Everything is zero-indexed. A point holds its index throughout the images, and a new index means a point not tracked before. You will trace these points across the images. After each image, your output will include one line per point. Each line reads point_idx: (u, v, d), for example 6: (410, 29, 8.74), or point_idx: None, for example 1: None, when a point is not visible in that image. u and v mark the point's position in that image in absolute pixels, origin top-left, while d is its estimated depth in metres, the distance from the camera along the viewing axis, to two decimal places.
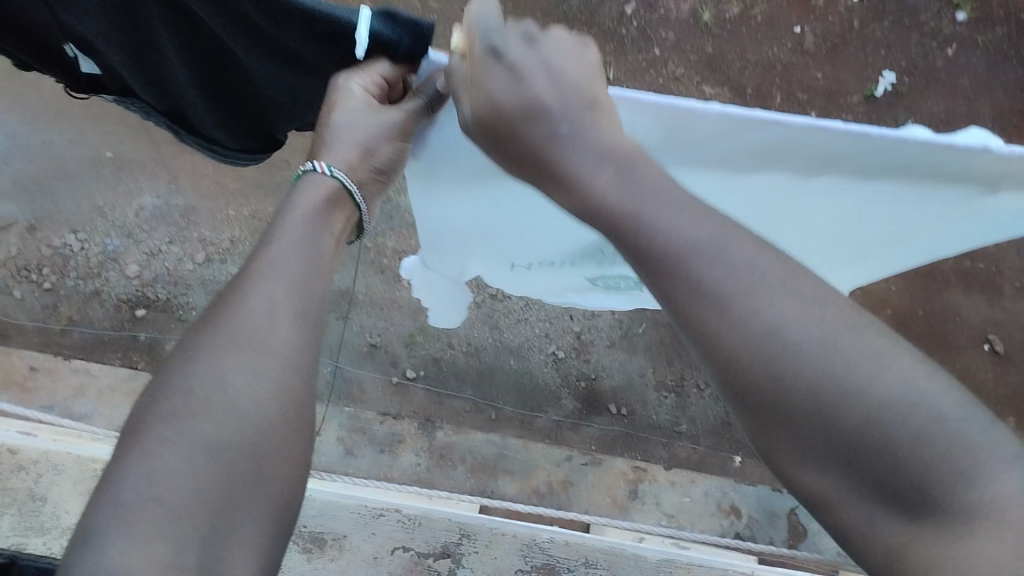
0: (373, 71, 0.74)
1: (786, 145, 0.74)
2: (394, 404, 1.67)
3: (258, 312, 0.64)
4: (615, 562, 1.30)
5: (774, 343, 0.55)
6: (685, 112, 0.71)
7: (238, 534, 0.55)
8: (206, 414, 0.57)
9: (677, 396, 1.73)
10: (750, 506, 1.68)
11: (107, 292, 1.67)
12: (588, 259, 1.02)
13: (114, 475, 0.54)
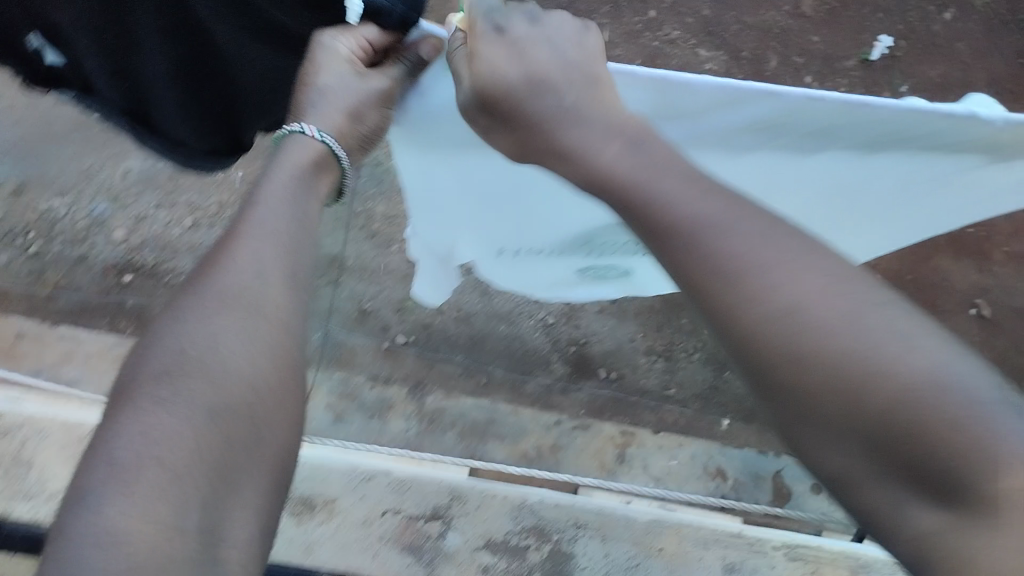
0: (359, 33, 0.77)
1: (779, 117, 0.73)
2: (384, 368, 1.67)
3: (245, 275, 0.67)
4: (605, 525, 1.35)
5: (794, 321, 0.56)
6: (679, 85, 0.70)
7: (235, 489, 0.58)
8: (201, 375, 0.60)
9: (666, 361, 1.74)
10: (736, 469, 1.69)
11: (94, 257, 1.65)
12: (575, 247, 1.07)
13: (110, 433, 0.56)
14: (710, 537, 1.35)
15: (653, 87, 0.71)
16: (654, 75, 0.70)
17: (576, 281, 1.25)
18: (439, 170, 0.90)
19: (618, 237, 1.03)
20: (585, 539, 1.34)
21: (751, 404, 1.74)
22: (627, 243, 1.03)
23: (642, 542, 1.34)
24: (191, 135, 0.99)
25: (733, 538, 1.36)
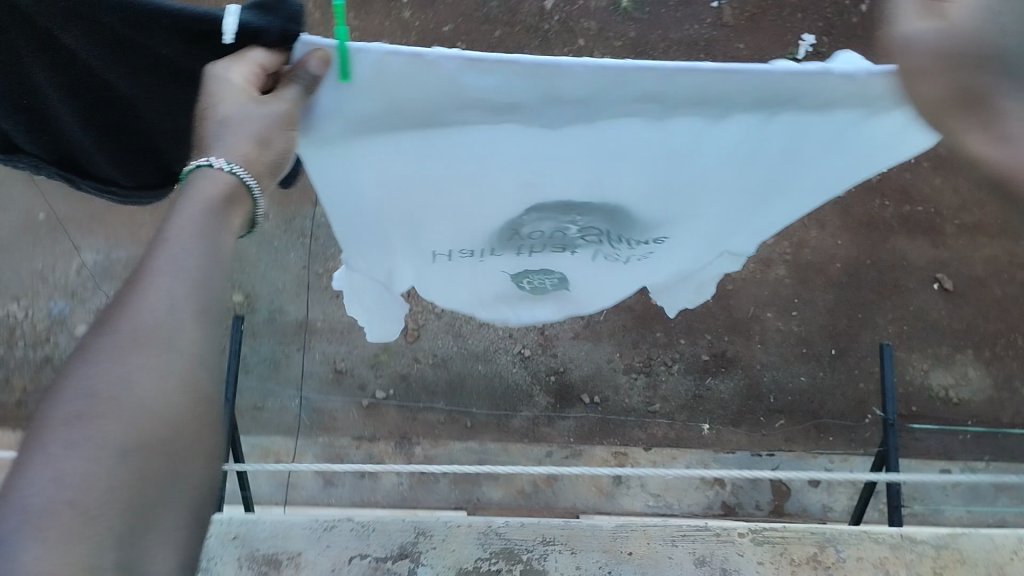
0: (250, 59, 0.66)
1: (663, 94, 0.70)
2: (367, 427, 1.66)
3: (167, 298, 0.59)
4: (573, 537, 1.08)
5: None
6: (556, 71, 0.67)
7: (154, 523, 0.55)
8: (111, 413, 0.54)
9: (647, 377, 1.73)
10: (732, 473, 1.70)
11: (59, 356, 1.63)
12: (505, 239, 0.93)
13: (19, 478, 0.51)
14: (679, 533, 1.09)
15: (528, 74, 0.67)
16: (536, 61, 0.66)
17: (514, 290, 1.07)
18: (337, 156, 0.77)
19: (551, 225, 0.91)
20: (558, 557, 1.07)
21: (736, 407, 1.74)
22: (561, 228, 0.91)
23: (612, 548, 1.08)
24: (119, 173, 0.93)
25: (702, 531, 1.09)
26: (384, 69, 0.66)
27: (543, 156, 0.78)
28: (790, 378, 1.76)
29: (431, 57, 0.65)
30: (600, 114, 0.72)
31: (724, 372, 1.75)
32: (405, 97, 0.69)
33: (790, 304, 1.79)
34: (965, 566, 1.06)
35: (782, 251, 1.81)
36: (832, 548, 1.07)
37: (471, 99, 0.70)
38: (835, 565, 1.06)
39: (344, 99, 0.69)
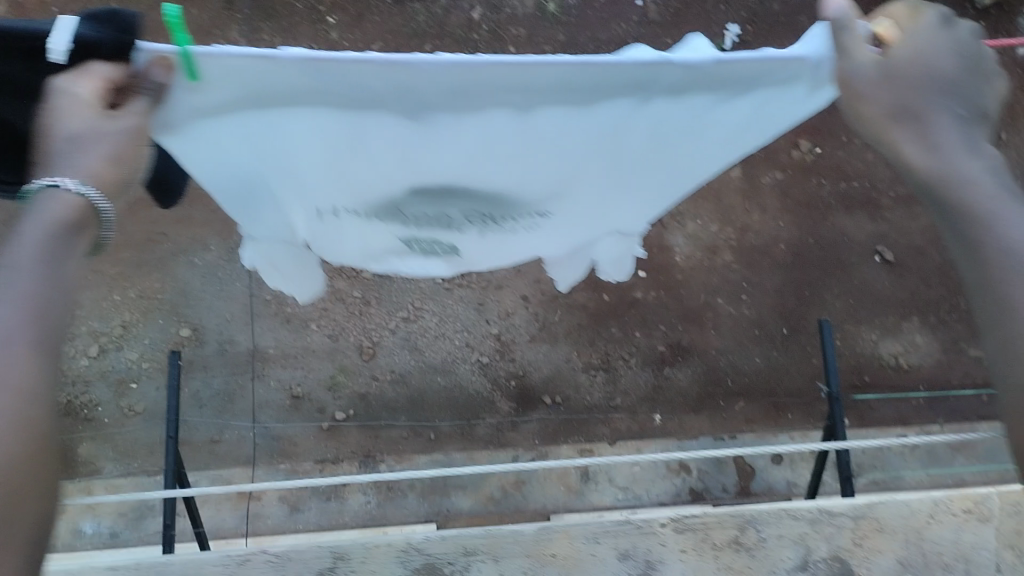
0: (95, 74, 0.68)
1: (515, 82, 0.70)
2: (330, 449, 1.64)
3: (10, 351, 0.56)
4: (495, 545, 1.06)
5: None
6: (407, 69, 0.68)
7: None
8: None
9: (606, 372, 1.74)
10: (697, 459, 1.71)
11: None
12: (387, 212, 0.91)
13: None
14: (601, 531, 1.07)
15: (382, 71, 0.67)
16: (387, 59, 0.66)
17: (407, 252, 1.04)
18: (209, 134, 0.76)
19: (432, 206, 0.90)
20: (480, 567, 1.05)
21: (696, 393, 1.76)
22: (443, 209, 0.90)
23: (535, 552, 1.06)
24: None
25: (624, 526, 1.08)
26: (232, 65, 0.67)
27: (410, 144, 0.78)
28: (745, 360, 1.79)
29: (279, 57, 0.66)
30: (458, 106, 0.73)
31: (682, 361, 1.77)
32: (257, 88, 0.70)
33: (739, 289, 1.82)
34: (884, 534, 1.08)
35: (727, 236, 1.83)
36: (753, 529, 1.08)
37: (331, 92, 0.70)
38: (755, 544, 1.07)
39: (196, 91, 0.70)
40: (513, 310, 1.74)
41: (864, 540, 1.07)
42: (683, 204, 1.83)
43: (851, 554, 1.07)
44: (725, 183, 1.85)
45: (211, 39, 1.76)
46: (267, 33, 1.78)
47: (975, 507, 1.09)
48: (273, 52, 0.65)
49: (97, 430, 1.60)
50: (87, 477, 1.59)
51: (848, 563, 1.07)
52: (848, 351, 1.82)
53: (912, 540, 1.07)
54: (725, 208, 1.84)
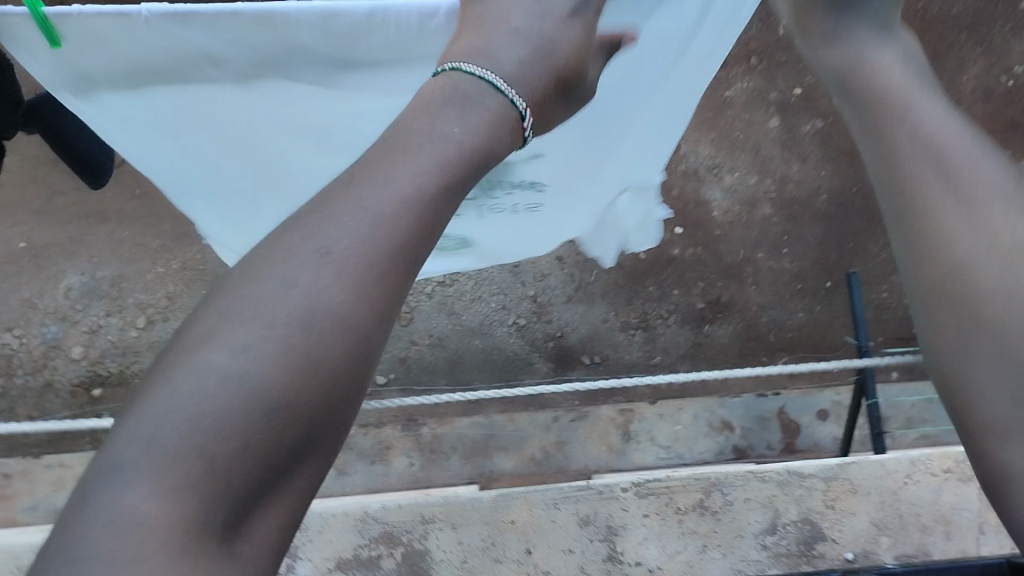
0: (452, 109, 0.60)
1: (408, 53, 0.70)
2: (371, 414, 1.65)
3: (444, 208, 0.56)
4: (453, 513, 1.12)
5: (954, 203, 0.62)
6: (283, 22, 0.64)
7: (303, 470, 0.49)
8: (308, 298, 0.50)
9: (644, 331, 1.74)
10: (740, 417, 1.70)
11: (59, 381, 1.64)
12: None
13: (149, 400, 0.47)
14: (561, 497, 1.13)
15: (259, 24, 0.64)
16: (257, 9, 0.63)
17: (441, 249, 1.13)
18: (114, 103, 0.75)
19: None
20: (438, 534, 1.11)
21: (737, 348, 1.76)
22: None
23: (494, 520, 1.11)
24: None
25: (586, 492, 1.13)
26: (97, 24, 0.64)
27: (317, 109, 0.78)
28: (788, 316, 1.77)
29: (140, 12, 0.62)
30: (354, 58, 0.70)
31: (722, 318, 1.75)
32: (141, 56, 0.68)
33: (780, 243, 1.77)
34: (857, 495, 1.14)
35: (766, 189, 1.78)
36: (719, 492, 1.14)
37: (208, 53, 0.68)
38: (721, 508, 1.13)
39: (79, 54, 0.67)
40: (549, 271, 1.72)
41: (835, 501, 1.14)
42: (719, 157, 1.77)
43: (823, 517, 1.13)
44: (762, 134, 1.78)
45: None
46: None
47: (954, 468, 1.15)
48: (133, 7, 0.62)
49: None
50: None
51: (818, 526, 1.12)
52: (895, 304, 1.78)
53: (886, 501, 1.13)
54: (763, 159, 1.78)
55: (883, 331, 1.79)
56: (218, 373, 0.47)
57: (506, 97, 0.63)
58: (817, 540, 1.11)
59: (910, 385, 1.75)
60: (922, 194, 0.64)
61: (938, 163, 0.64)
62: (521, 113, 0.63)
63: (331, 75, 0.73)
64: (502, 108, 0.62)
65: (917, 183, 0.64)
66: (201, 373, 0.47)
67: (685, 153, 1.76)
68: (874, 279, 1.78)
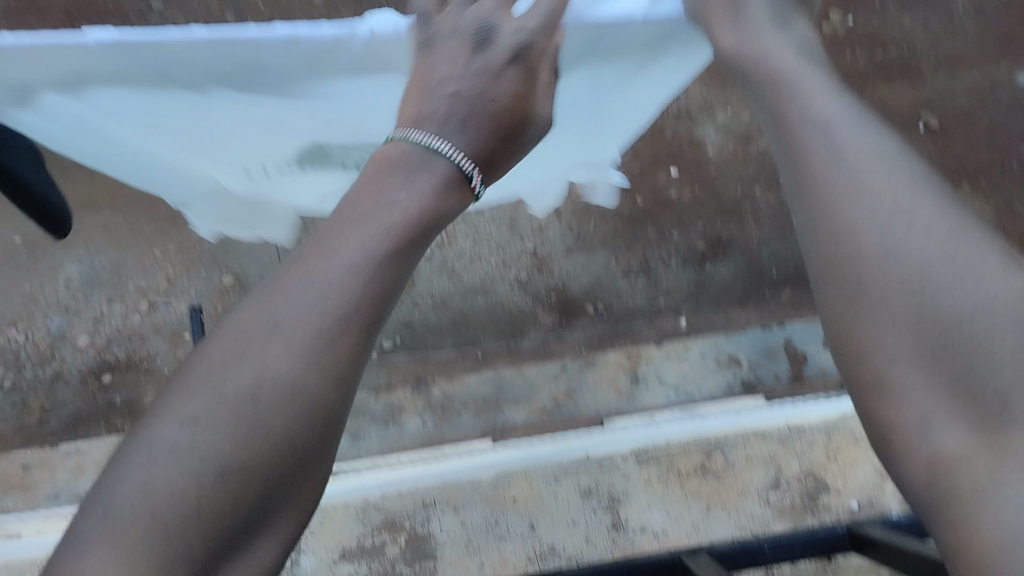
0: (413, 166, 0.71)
1: (378, 63, 0.74)
2: (382, 376, 1.66)
3: (387, 277, 0.66)
4: (453, 495, 1.44)
5: (861, 195, 0.63)
6: (243, 46, 0.67)
7: (266, 516, 0.60)
8: (254, 371, 0.61)
9: (647, 276, 1.72)
10: (747, 351, 1.71)
11: (68, 371, 1.64)
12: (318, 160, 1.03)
13: (119, 476, 0.58)
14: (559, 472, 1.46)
15: (216, 48, 0.67)
16: (214, 34, 0.65)
17: None
18: (62, 116, 0.78)
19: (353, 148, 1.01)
20: (439, 514, 1.44)
21: (740, 286, 1.74)
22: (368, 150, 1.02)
23: (494, 498, 1.44)
24: None
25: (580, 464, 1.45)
26: (38, 56, 0.65)
27: (277, 113, 0.83)
28: (790, 248, 1.75)
29: (85, 40, 0.64)
30: (318, 75, 0.73)
31: (723, 256, 1.74)
32: (87, 78, 0.70)
33: (776, 176, 1.76)
34: (858, 446, 1.47)
35: (761, 122, 1.77)
36: (719, 454, 1.47)
37: (154, 76, 0.71)
38: (722, 470, 1.46)
39: (20, 72, 0.67)
40: (547, 223, 1.72)
41: (837, 454, 1.47)
42: (711, 94, 1.76)
43: (825, 469, 1.46)
44: None
45: None
46: None
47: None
48: (79, 37, 0.64)
49: (159, 382, 1.64)
50: None
51: (821, 479, 1.46)
52: None
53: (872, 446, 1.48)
54: None
55: None
56: (169, 447, 0.58)
57: (451, 160, 0.72)
58: (821, 493, 1.44)
59: None
60: (822, 192, 0.65)
61: (827, 148, 0.66)
62: (468, 173, 0.73)
63: (292, 88, 0.75)
64: (449, 170, 0.72)
65: (815, 178, 0.66)
66: (162, 446, 0.58)
67: (675, 93, 1.75)
68: None
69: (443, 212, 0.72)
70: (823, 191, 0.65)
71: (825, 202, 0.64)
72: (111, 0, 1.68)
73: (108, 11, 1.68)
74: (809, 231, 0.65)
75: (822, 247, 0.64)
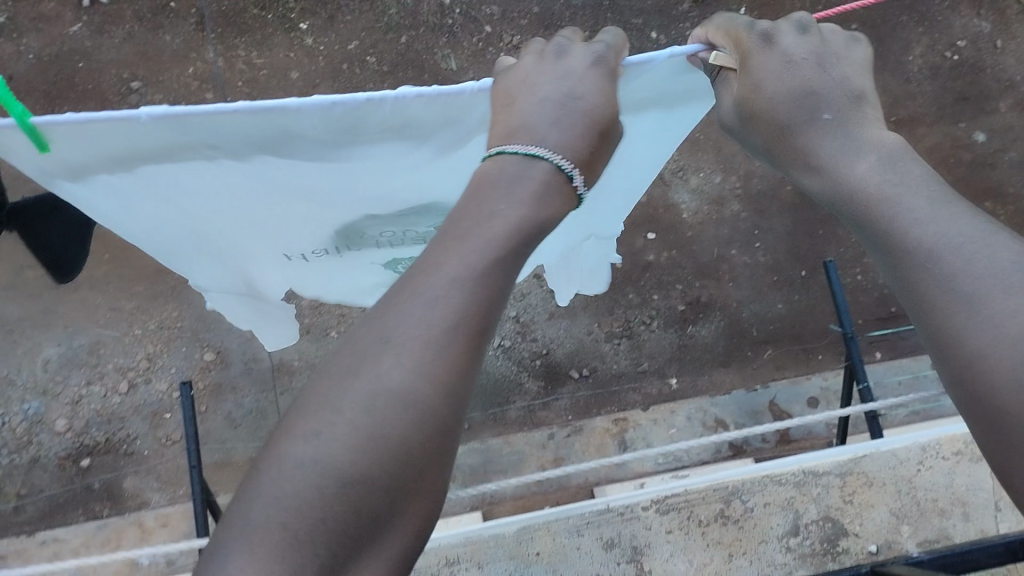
0: (527, 192, 0.67)
1: (424, 129, 0.74)
2: None
3: (494, 288, 0.62)
4: (477, 551, 1.14)
5: (927, 250, 0.59)
6: (283, 113, 0.67)
7: (396, 529, 0.54)
8: (369, 387, 0.56)
9: (630, 339, 1.73)
10: (732, 414, 1.71)
11: (45, 456, 1.60)
12: (353, 239, 0.97)
13: (251, 492, 0.53)
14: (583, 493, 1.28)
15: (261, 118, 0.67)
16: (256, 106, 0.65)
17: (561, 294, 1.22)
18: (111, 191, 0.76)
19: (392, 227, 0.96)
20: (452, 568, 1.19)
21: (723, 346, 1.75)
22: (402, 228, 0.97)
23: (518, 553, 1.14)
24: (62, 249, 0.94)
25: (603, 516, 1.16)
26: (87, 129, 0.65)
27: (323, 188, 0.82)
28: (768, 308, 1.77)
29: (139, 116, 0.64)
30: (354, 138, 0.73)
31: (703, 317, 1.76)
32: (128, 148, 0.69)
33: (751, 237, 1.80)
34: (873, 487, 1.18)
35: (732, 185, 1.81)
36: (738, 500, 1.18)
37: (196, 142, 0.70)
38: (742, 516, 1.17)
39: (64, 151, 0.68)
40: (529, 290, 1.73)
41: (853, 496, 1.18)
42: (683, 160, 1.81)
43: (842, 512, 1.17)
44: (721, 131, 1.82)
45: (190, 63, 1.74)
46: (242, 49, 1.75)
47: (962, 449, 1.19)
48: (132, 113, 0.64)
49: (139, 464, 1.61)
50: (136, 511, 1.59)
51: (839, 522, 1.17)
52: (871, 285, 1.79)
53: (903, 490, 1.18)
54: (726, 157, 1.81)
55: (863, 313, 1.79)
56: (299, 460, 0.53)
57: (553, 162, 0.69)
58: (840, 535, 1.16)
59: (895, 364, 1.76)
60: (897, 250, 0.61)
61: (885, 215, 0.63)
62: (569, 174, 0.70)
63: (333, 150, 0.75)
64: (547, 175, 0.69)
65: (879, 230, 0.63)
66: (287, 462, 0.53)
67: None
68: (848, 262, 1.80)
69: (547, 219, 0.68)
70: (908, 274, 0.60)
71: (918, 295, 0.59)
72: (90, 85, 1.72)
73: (86, 94, 1.71)
74: (904, 298, 0.61)
75: (919, 306, 0.59)
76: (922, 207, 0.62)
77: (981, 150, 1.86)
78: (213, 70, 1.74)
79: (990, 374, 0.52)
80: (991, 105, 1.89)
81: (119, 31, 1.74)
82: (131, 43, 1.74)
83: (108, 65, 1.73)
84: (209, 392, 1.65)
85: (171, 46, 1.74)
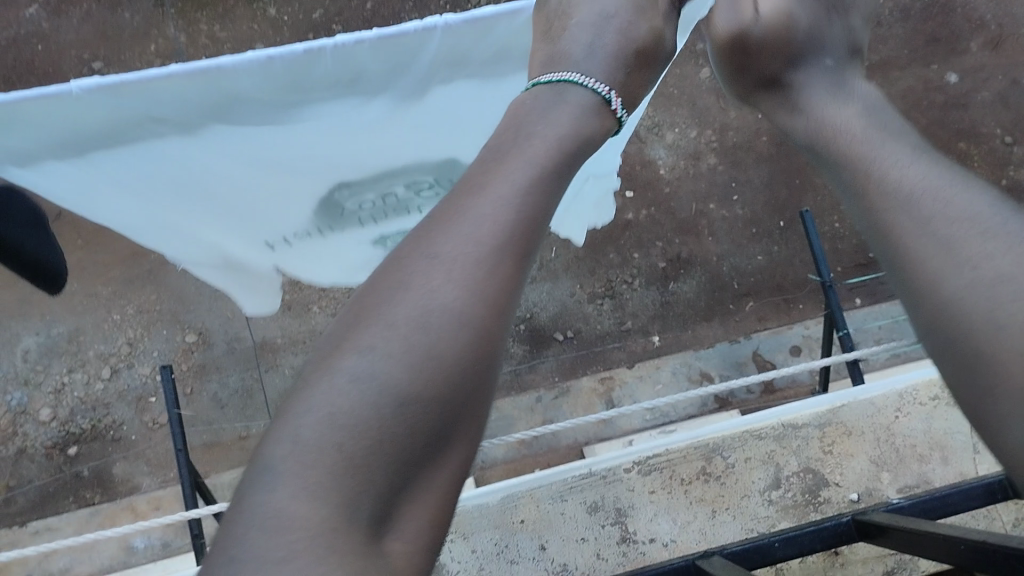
0: (571, 112, 0.71)
1: (374, 78, 0.73)
2: None
3: (538, 206, 0.62)
4: (461, 523, 1.15)
5: (898, 193, 0.60)
6: (221, 75, 0.66)
7: (450, 450, 0.53)
8: (421, 303, 0.56)
9: (612, 299, 1.74)
10: (717, 367, 1.73)
11: (32, 447, 1.59)
12: (332, 214, 0.94)
13: (299, 409, 0.52)
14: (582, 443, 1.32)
15: (197, 80, 0.66)
16: (191, 67, 0.65)
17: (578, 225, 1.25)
18: (75, 168, 0.74)
19: (368, 194, 0.93)
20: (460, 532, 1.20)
21: (705, 301, 1.76)
22: (378, 194, 0.94)
23: (504, 522, 1.15)
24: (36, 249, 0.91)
25: (587, 480, 1.18)
26: (27, 107, 0.64)
27: (308, 143, 0.80)
28: (748, 260, 1.78)
29: (71, 90, 0.63)
30: (306, 95, 0.72)
31: (684, 273, 1.76)
32: (79, 126, 0.68)
33: (728, 191, 1.80)
34: (852, 436, 1.20)
35: (708, 139, 1.81)
36: (719, 457, 1.20)
37: (144, 113, 0.69)
38: (724, 472, 1.18)
39: (8, 137, 0.67)
40: None
41: (833, 446, 1.20)
42: (658, 115, 1.80)
43: (823, 463, 1.19)
44: (695, 87, 1.81)
45: (151, 39, 1.70)
46: (204, 21, 1.72)
47: (939, 394, 1.21)
48: (62, 87, 0.63)
49: (127, 449, 1.60)
50: (128, 495, 1.59)
51: (820, 472, 1.18)
52: (848, 232, 1.80)
53: (881, 437, 1.20)
54: (700, 110, 1.81)
55: (841, 261, 1.80)
56: (354, 374, 0.52)
57: (588, 87, 0.75)
58: (821, 486, 1.17)
59: (875, 309, 1.78)
60: (870, 185, 0.63)
61: (863, 149, 0.67)
62: (607, 98, 0.76)
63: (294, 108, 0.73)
64: (583, 98, 0.74)
65: (855, 167, 0.66)
66: (340, 381, 0.52)
67: None
68: (825, 210, 1.81)
69: (586, 135, 0.70)
70: (875, 215, 0.61)
71: (889, 233, 0.59)
72: (50, 68, 1.68)
73: (48, 77, 1.67)
74: (872, 240, 0.61)
75: (888, 239, 0.59)
76: (904, 151, 0.64)
77: (953, 91, 1.87)
78: (176, 46, 1.70)
79: (963, 321, 0.52)
80: (962, 45, 1.88)
81: (76, 9, 1.69)
82: (89, 22, 1.69)
83: (67, 47, 1.68)
84: (193, 373, 1.65)
85: (131, 24, 1.70)
